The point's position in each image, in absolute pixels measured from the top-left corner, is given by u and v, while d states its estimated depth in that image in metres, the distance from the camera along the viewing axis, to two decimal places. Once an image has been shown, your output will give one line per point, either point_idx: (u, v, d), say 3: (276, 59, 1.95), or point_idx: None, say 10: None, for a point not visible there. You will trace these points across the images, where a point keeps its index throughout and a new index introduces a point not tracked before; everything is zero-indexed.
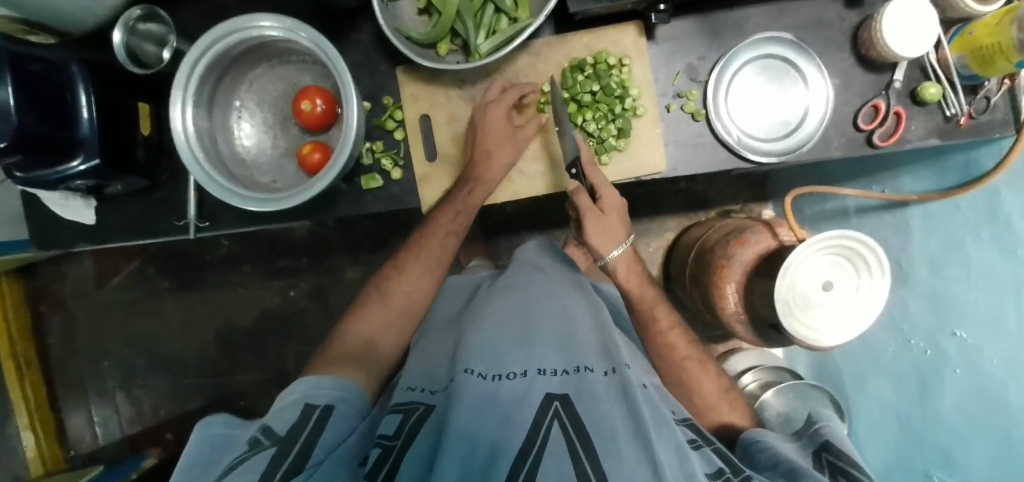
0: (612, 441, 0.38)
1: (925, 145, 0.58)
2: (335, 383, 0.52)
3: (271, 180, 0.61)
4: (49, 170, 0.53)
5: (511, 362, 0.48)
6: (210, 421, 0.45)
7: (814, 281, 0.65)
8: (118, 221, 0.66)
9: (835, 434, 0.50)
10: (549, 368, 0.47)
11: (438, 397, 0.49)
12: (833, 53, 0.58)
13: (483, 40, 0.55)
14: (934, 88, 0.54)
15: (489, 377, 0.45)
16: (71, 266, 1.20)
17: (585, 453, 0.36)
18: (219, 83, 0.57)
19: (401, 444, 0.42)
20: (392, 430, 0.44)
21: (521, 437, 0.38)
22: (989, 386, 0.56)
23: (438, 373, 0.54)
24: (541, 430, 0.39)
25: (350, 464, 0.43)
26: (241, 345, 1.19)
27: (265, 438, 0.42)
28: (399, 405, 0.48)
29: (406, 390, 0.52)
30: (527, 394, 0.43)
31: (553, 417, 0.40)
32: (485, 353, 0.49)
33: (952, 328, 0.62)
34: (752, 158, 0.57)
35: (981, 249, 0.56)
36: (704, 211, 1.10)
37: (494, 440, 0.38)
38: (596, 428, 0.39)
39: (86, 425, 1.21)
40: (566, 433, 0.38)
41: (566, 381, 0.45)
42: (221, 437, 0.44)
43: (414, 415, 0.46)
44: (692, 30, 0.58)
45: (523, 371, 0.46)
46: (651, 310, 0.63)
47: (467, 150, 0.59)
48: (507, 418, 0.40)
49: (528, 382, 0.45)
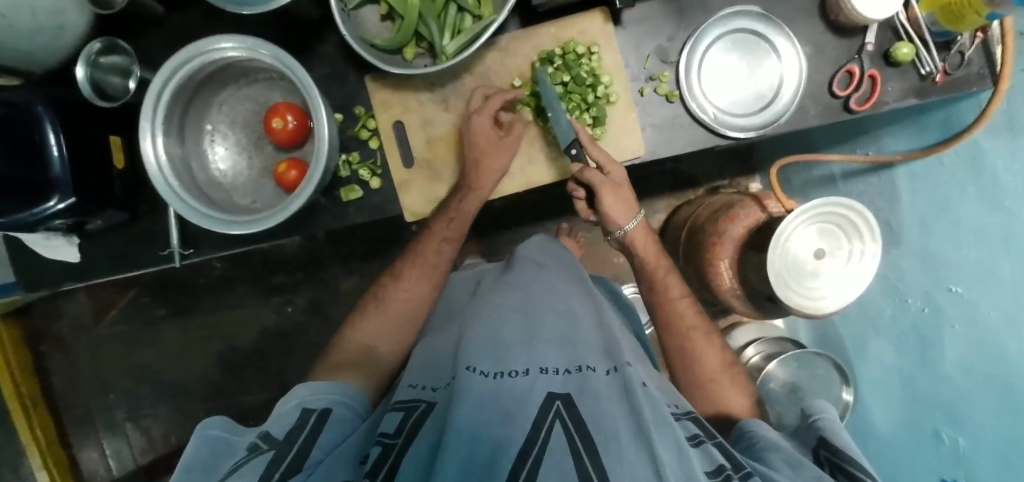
0: (613, 441, 0.37)
1: (904, 106, 0.57)
2: (329, 388, 0.53)
3: (250, 201, 0.61)
4: (24, 212, 0.52)
5: (513, 361, 0.47)
6: (208, 423, 0.45)
7: (807, 247, 0.65)
8: (101, 257, 0.65)
9: (830, 427, 0.50)
10: (551, 366, 0.46)
11: (440, 394, 0.48)
12: (803, 21, 0.57)
13: (448, 40, 0.55)
14: (907, 48, 0.54)
15: (491, 375, 0.44)
16: (67, 303, 1.19)
17: (586, 454, 0.35)
18: (189, 108, 0.57)
19: (401, 443, 0.41)
20: (393, 428, 0.43)
21: (524, 436, 0.37)
22: (989, 338, 0.56)
23: (441, 371, 0.53)
24: (543, 431, 0.38)
25: (352, 462, 0.41)
26: (244, 366, 1.19)
27: (264, 443, 0.42)
28: (399, 403, 0.48)
29: (408, 387, 0.51)
30: (530, 392, 0.42)
31: (555, 417, 0.39)
32: (487, 350, 0.48)
33: (949, 284, 0.62)
34: (730, 135, 0.57)
35: (971, 206, 0.56)
36: (692, 189, 1.10)
37: (495, 438, 0.37)
38: (597, 428, 0.38)
39: (99, 459, 1.22)
40: (567, 433, 0.37)
41: (568, 380, 0.44)
42: (220, 439, 0.44)
43: (415, 414, 0.45)
44: (658, 11, 0.57)
45: (525, 370, 0.45)
46: (672, 282, 0.65)
47: (495, 137, 0.58)
48: (507, 415, 0.39)
49: (529, 381, 0.44)
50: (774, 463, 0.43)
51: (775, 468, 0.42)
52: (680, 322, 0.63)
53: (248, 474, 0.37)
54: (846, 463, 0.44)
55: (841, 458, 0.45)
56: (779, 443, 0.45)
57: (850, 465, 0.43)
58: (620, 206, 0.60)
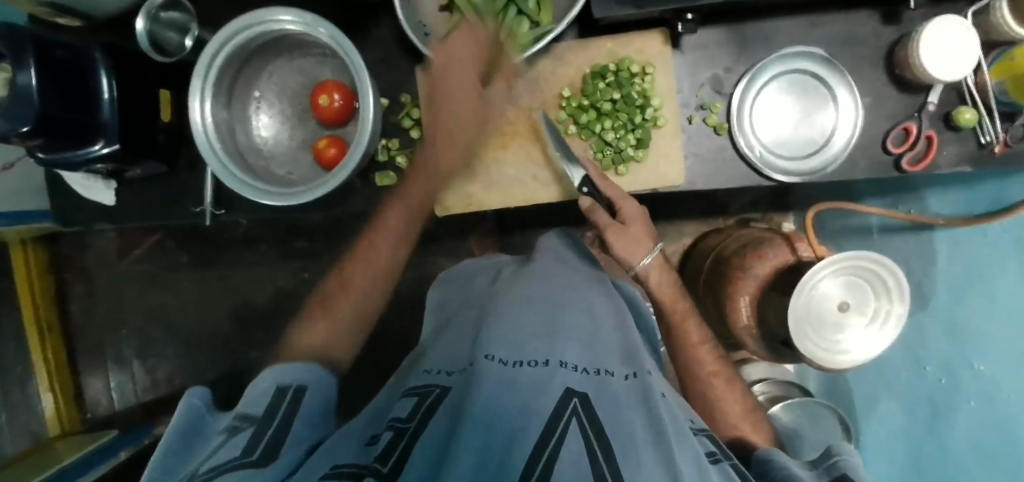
0: (631, 450, 0.36)
1: (956, 172, 0.55)
2: (305, 367, 0.52)
3: (287, 172, 0.62)
4: (71, 152, 0.53)
5: (532, 352, 0.46)
6: (190, 394, 0.47)
7: (833, 299, 0.64)
8: (136, 204, 0.67)
9: (852, 466, 0.45)
10: (571, 362, 0.45)
11: (455, 378, 0.47)
12: (864, 71, 0.56)
13: (502, 42, 0.55)
14: (970, 113, 0.52)
15: (509, 363, 0.43)
16: (93, 236, 1.22)
17: (603, 458, 0.34)
18: (239, 74, 0.58)
19: (415, 427, 0.40)
20: (406, 413, 0.43)
21: (541, 425, 0.36)
22: (1006, 420, 0.58)
23: (459, 355, 0.52)
24: (561, 421, 0.36)
25: (359, 443, 0.41)
26: (255, 323, 1.21)
27: (242, 420, 0.43)
28: (414, 388, 0.48)
29: (423, 373, 0.51)
30: (548, 384, 0.41)
31: (572, 412, 0.38)
32: (507, 340, 0.47)
33: (969, 360, 0.62)
34: (772, 177, 0.56)
35: (1013, 284, 0.56)
36: (723, 218, 1.08)
37: (513, 426, 0.35)
38: (615, 433, 0.37)
39: (102, 390, 1.26)
40: (584, 431, 0.36)
41: (586, 380, 0.43)
42: (199, 419, 0.44)
43: (430, 398, 0.45)
44: (719, 40, 0.56)
45: (544, 361, 0.44)
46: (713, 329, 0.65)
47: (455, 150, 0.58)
48: (525, 406, 0.37)
49: (548, 373, 0.43)
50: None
51: None
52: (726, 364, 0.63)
53: (233, 450, 0.38)
54: None
55: None
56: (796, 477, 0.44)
57: None
58: (635, 242, 0.58)
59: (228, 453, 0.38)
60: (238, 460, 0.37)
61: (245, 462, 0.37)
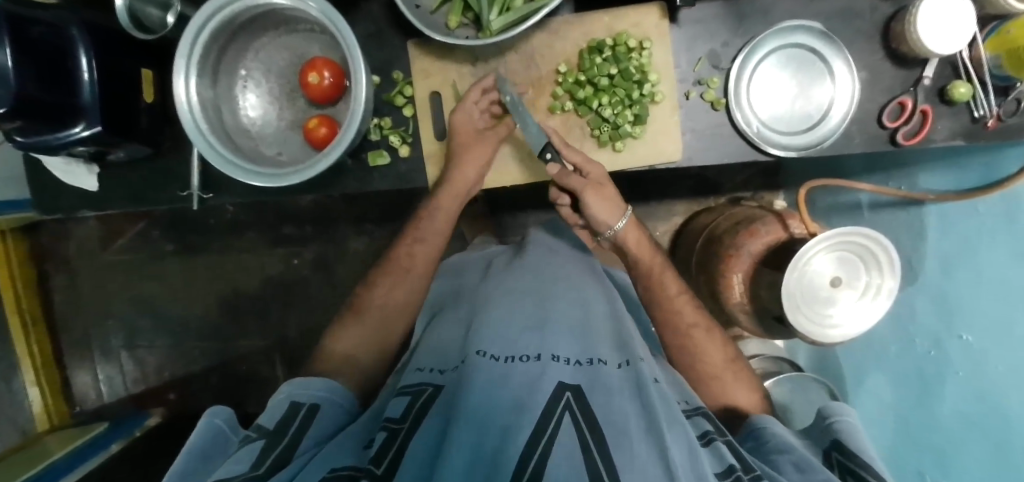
0: (623, 436, 0.35)
1: (949, 146, 0.56)
2: (321, 385, 0.52)
3: (276, 152, 0.60)
4: (50, 135, 0.51)
5: (525, 346, 0.44)
6: (213, 412, 0.46)
7: (823, 273, 0.65)
8: (120, 188, 0.65)
9: (846, 428, 0.48)
10: (562, 355, 0.44)
11: (449, 377, 0.46)
12: (862, 46, 0.56)
13: (495, 16, 0.53)
14: (965, 87, 0.51)
15: (502, 359, 0.42)
16: (75, 226, 1.19)
17: (595, 446, 0.33)
18: (225, 50, 0.56)
19: (406, 427, 0.39)
20: (398, 413, 0.41)
21: (531, 424, 0.34)
22: (988, 390, 0.59)
23: (449, 352, 0.51)
24: (552, 420, 0.35)
25: (357, 447, 0.40)
26: (245, 311, 1.20)
27: (254, 432, 0.43)
28: (406, 387, 0.46)
29: (415, 370, 0.50)
30: (540, 377, 0.40)
31: (565, 408, 0.36)
32: (500, 334, 0.46)
33: (958, 331, 0.64)
34: (769, 152, 0.56)
35: (998, 250, 0.57)
36: (714, 197, 1.08)
37: (502, 426, 0.34)
38: (607, 422, 0.36)
39: (91, 382, 1.23)
40: (577, 425, 0.35)
41: (579, 371, 0.42)
42: (220, 429, 0.44)
43: (422, 398, 0.43)
44: (717, 15, 0.56)
45: (536, 355, 0.43)
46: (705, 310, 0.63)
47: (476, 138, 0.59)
48: (517, 402, 0.36)
49: (541, 366, 0.41)
50: (782, 467, 0.41)
51: (784, 473, 0.40)
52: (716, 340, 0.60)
53: (239, 463, 0.38)
54: (857, 467, 0.42)
55: (852, 462, 0.43)
56: (788, 445, 0.44)
57: (861, 469, 0.42)
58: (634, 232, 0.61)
59: (236, 466, 0.37)
60: (243, 474, 0.36)
61: (250, 477, 0.36)
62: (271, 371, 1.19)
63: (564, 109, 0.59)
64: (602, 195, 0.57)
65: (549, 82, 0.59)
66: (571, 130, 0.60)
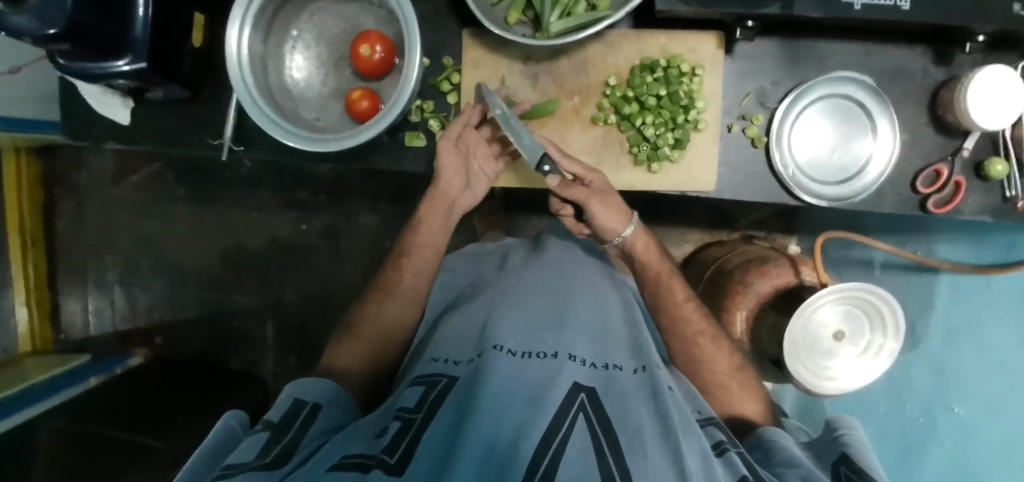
0: (637, 441, 0.35)
1: (976, 220, 0.56)
2: (321, 384, 0.52)
3: (315, 117, 0.60)
4: (93, 64, 0.51)
5: (542, 343, 0.45)
6: (226, 418, 0.47)
7: (828, 325, 0.65)
8: (152, 127, 0.65)
9: (857, 445, 0.48)
10: (579, 356, 0.44)
11: (462, 368, 0.46)
12: (908, 108, 0.56)
13: (556, 19, 0.53)
14: (1001, 165, 0.52)
15: (519, 354, 0.42)
16: (90, 155, 1.18)
17: (609, 450, 0.33)
18: (282, 8, 0.56)
19: (421, 417, 0.39)
20: (412, 403, 0.42)
21: (546, 423, 0.34)
22: (972, 456, 0.74)
23: (466, 344, 0.51)
24: (565, 420, 0.35)
25: (369, 436, 0.40)
26: (246, 267, 1.19)
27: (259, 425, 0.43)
28: (420, 377, 0.47)
29: (430, 360, 0.50)
30: (557, 376, 0.40)
31: (579, 408, 0.37)
32: (519, 331, 0.46)
33: (950, 404, 0.75)
34: (802, 198, 0.56)
35: (1007, 341, 0.72)
36: (728, 231, 1.09)
37: (516, 421, 0.34)
38: (621, 428, 0.36)
39: (80, 312, 1.23)
40: (591, 428, 0.35)
41: (595, 374, 0.42)
42: (229, 428, 0.45)
43: (436, 389, 0.43)
44: (772, 53, 0.56)
45: (554, 353, 0.43)
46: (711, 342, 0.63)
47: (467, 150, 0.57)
48: (533, 398, 0.37)
49: (558, 365, 0.41)
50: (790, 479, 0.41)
51: None
52: (718, 371, 0.60)
53: (246, 453, 0.38)
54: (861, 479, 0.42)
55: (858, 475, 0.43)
56: (797, 459, 0.44)
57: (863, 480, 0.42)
58: (642, 244, 0.63)
59: (241, 455, 0.37)
60: (251, 463, 0.36)
61: (258, 466, 0.36)
62: (261, 331, 1.19)
63: (604, 123, 0.59)
64: (609, 206, 0.57)
65: (595, 92, 0.59)
66: (608, 143, 0.60)
